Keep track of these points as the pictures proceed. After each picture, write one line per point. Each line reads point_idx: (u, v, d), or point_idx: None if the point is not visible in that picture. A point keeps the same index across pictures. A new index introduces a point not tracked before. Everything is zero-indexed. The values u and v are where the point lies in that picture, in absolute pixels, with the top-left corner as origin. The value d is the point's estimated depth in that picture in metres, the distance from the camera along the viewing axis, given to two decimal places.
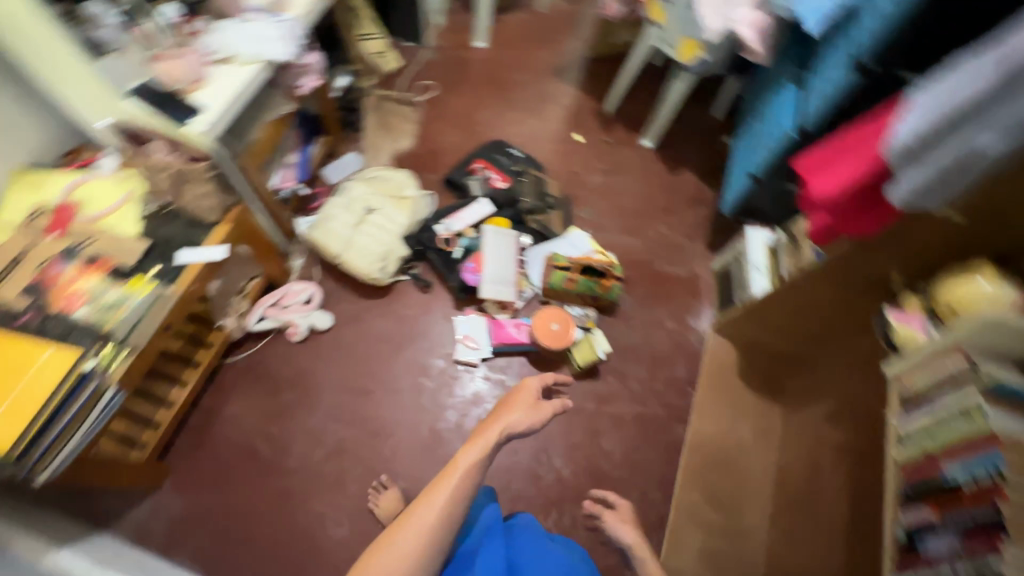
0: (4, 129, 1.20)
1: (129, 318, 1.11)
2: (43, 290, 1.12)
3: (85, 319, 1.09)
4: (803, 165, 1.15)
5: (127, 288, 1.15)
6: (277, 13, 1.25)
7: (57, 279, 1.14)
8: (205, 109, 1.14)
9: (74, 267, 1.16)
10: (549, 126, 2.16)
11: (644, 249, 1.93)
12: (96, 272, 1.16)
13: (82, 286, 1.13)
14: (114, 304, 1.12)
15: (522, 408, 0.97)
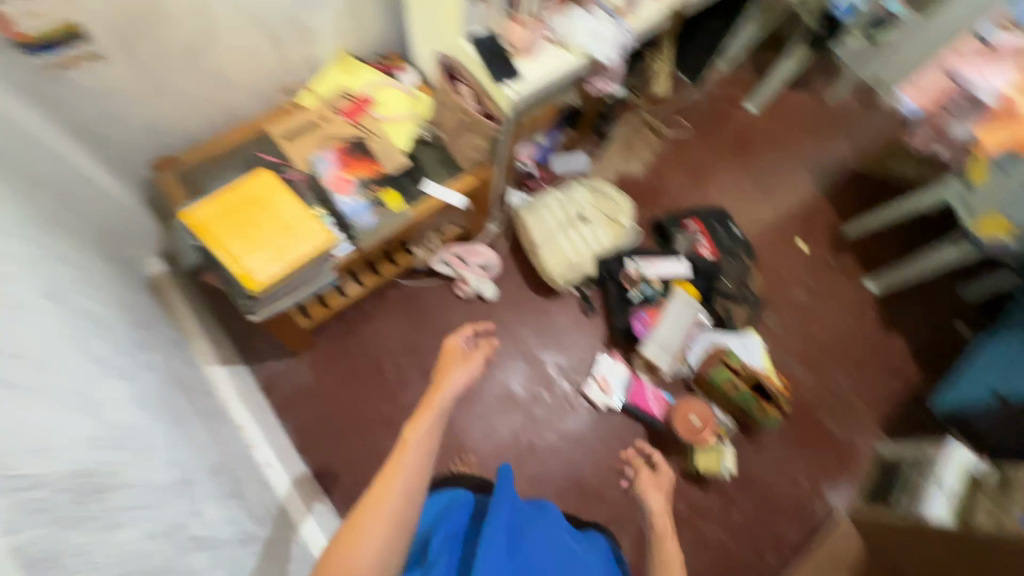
0: (355, 18, 1.34)
1: (373, 224, 1.23)
2: (322, 168, 1.25)
3: (342, 209, 1.22)
4: None
5: (382, 198, 1.26)
6: (621, 19, 1.26)
7: (336, 163, 1.26)
8: (521, 79, 1.19)
9: (352, 158, 1.28)
10: (777, 220, 2.02)
11: (813, 390, 1.76)
12: (365, 170, 1.27)
13: (352, 179, 1.25)
14: (366, 207, 1.23)
15: (458, 369, 1.15)
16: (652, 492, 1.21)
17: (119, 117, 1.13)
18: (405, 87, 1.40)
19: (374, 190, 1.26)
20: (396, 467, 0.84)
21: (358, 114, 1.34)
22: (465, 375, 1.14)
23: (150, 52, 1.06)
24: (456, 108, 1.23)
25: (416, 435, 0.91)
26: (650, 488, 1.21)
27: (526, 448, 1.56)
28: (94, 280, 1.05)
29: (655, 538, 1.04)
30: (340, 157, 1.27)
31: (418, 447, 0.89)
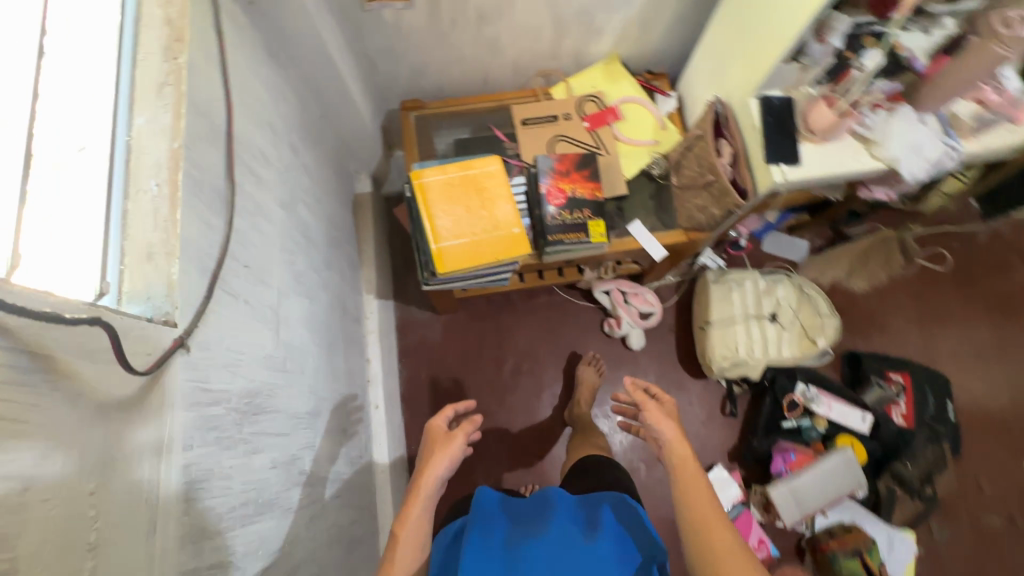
0: (643, 29, 1.24)
1: (566, 245, 1.12)
2: (545, 168, 1.15)
3: (547, 218, 1.11)
4: None
5: (590, 226, 1.12)
6: (954, 138, 1.01)
7: (561, 169, 1.15)
8: (799, 164, 1.01)
9: (579, 170, 1.15)
10: (1012, 421, 1.58)
11: None
12: (587, 189, 1.14)
13: (569, 191, 1.13)
14: (570, 226, 1.11)
15: (437, 456, 0.94)
16: (663, 422, 0.91)
17: (397, 54, 1.18)
18: (658, 114, 1.31)
19: (586, 213, 1.13)
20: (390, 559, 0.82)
21: (599, 123, 1.28)
22: (445, 462, 0.91)
23: (450, 8, 1.07)
24: (707, 165, 1.10)
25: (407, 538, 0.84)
26: (658, 419, 0.90)
27: None
28: (319, 192, 1.14)
29: (683, 490, 0.81)
30: (568, 164, 1.15)
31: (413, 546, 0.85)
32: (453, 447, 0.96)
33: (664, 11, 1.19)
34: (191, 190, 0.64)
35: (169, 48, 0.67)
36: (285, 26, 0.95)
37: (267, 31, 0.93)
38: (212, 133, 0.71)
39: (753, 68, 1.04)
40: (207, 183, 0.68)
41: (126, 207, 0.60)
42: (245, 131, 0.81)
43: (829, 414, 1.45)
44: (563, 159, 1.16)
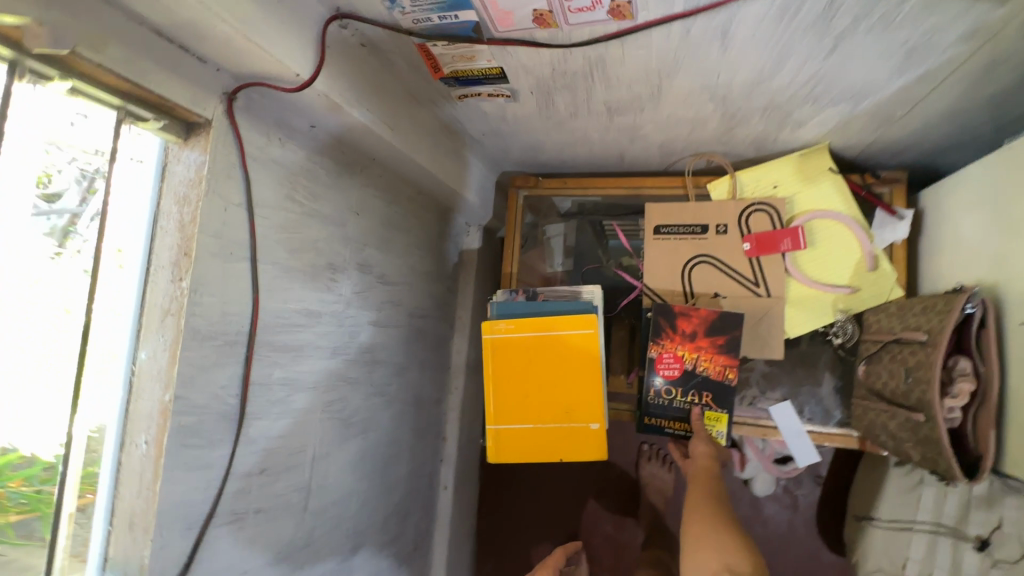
0: (881, 122, 0.78)
1: (667, 432, 0.89)
2: (664, 324, 0.89)
3: (652, 393, 0.89)
4: None
5: (706, 416, 0.87)
6: None
7: (686, 330, 0.88)
8: None
9: (711, 335, 0.87)
10: None
11: None
12: (715, 366, 0.87)
13: (689, 362, 0.88)
14: (679, 411, 0.88)
15: None
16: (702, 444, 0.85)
17: (505, 134, 0.94)
18: (868, 244, 0.87)
19: (705, 397, 0.87)
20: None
21: (767, 249, 0.90)
22: None
23: (567, 101, 0.78)
24: (917, 394, 0.70)
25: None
26: (697, 438, 0.86)
27: None
28: (401, 291, 1.04)
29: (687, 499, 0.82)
30: (697, 323, 0.88)
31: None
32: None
33: (925, 105, 0.72)
34: (182, 441, 0.57)
35: (176, 263, 0.57)
36: (359, 139, 0.79)
37: (334, 150, 0.78)
38: (225, 346, 0.62)
39: None
40: (210, 416, 0.60)
41: (120, 461, 0.57)
42: (285, 304, 0.71)
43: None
44: (693, 314, 0.88)
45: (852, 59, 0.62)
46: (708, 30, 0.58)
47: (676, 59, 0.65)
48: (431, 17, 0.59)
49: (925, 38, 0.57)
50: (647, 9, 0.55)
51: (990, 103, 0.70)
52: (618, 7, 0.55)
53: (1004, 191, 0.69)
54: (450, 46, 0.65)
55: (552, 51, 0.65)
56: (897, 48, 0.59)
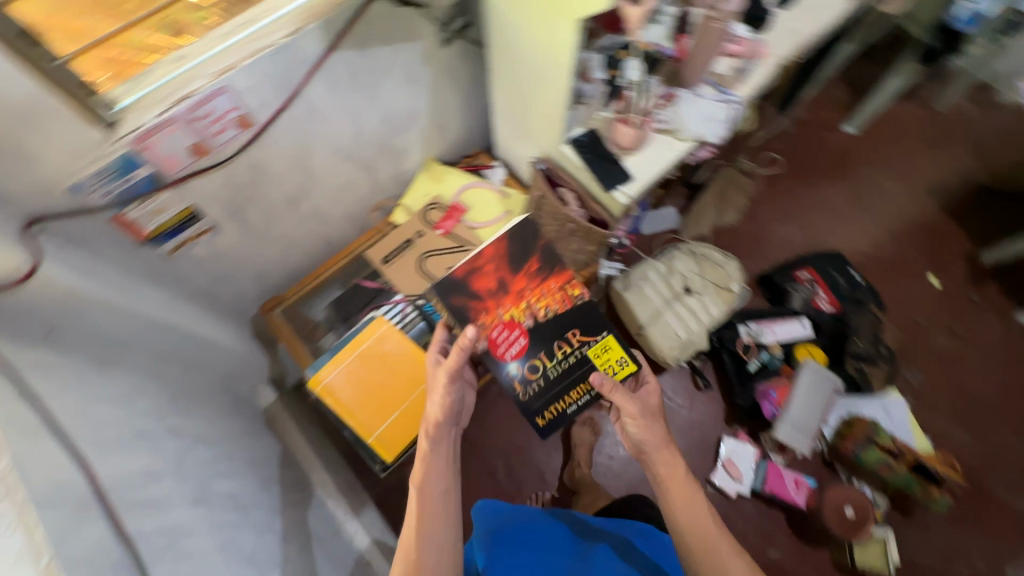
0: (441, 127, 1.30)
1: (575, 396, 0.98)
2: (474, 300, 0.94)
3: (531, 379, 0.96)
4: None
5: (594, 350, 0.98)
6: (727, 91, 1.15)
7: (494, 288, 0.95)
8: (631, 180, 1.09)
9: (514, 274, 0.96)
10: (900, 252, 1.80)
11: (977, 455, 1.53)
12: (549, 298, 0.97)
13: (528, 316, 0.96)
14: (570, 375, 0.98)
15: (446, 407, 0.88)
16: (642, 426, 0.92)
17: (231, 273, 1.13)
18: (494, 186, 1.35)
19: (579, 340, 0.98)
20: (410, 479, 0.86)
21: (451, 225, 1.31)
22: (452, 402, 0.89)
23: (257, 211, 1.05)
24: (563, 218, 1.16)
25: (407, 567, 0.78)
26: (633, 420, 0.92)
27: None
28: (227, 449, 1.04)
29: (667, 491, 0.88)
30: (502, 280, 0.95)
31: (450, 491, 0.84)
32: (438, 381, 0.91)
33: (448, 107, 1.25)
34: None
35: None
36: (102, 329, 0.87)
37: None
38: (79, 510, 0.62)
39: (550, 123, 1.09)
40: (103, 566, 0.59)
41: None
42: (118, 469, 0.72)
43: (764, 330, 1.56)
44: (485, 271, 0.96)
45: (389, 98, 1.08)
46: (302, 113, 0.95)
47: (301, 141, 1.00)
48: (114, 184, 0.78)
49: (408, 70, 1.06)
50: (257, 113, 0.88)
51: (473, 91, 1.27)
52: (240, 119, 0.86)
53: (512, 125, 1.24)
54: (142, 205, 0.85)
55: (219, 173, 0.91)
56: (403, 81, 1.07)
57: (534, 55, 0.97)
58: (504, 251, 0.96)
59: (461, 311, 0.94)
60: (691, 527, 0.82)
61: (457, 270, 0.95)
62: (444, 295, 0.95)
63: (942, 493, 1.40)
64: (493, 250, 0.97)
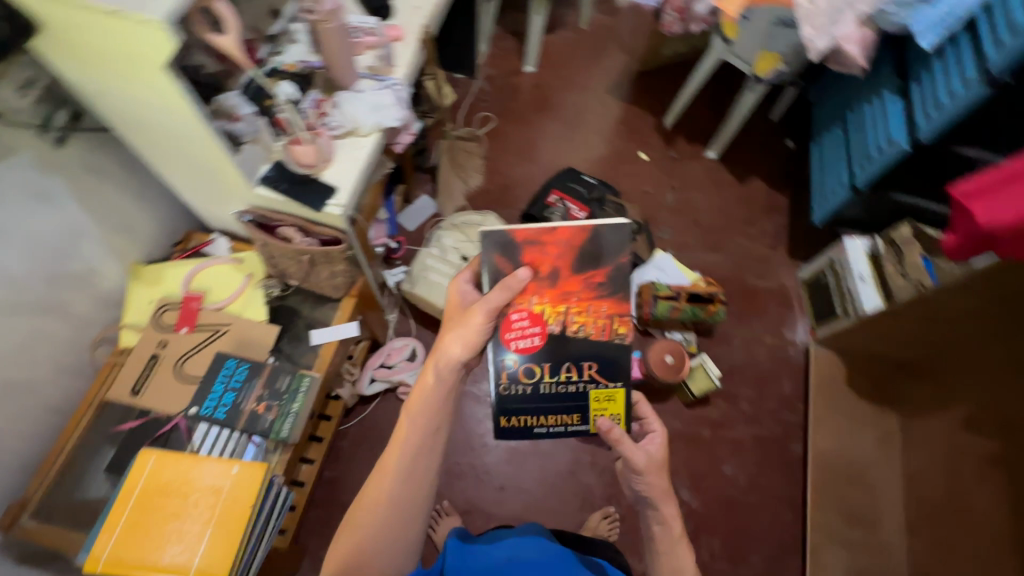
0: (127, 229, 1.18)
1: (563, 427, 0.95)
2: (518, 266, 0.92)
3: (524, 380, 0.93)
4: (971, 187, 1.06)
5: (599, 394, 0.94)
6: (384, 78, 1.22)
7: (545, 273, 0.92)
8: (337, 190, 1.09)
9: (571, 274, 0.91)
10: (612, 146, 2.15)
11: (729, 264, 1.92)
12: (593, 320, 0.93)
13: (553, 322, 0.93)
14: (565, 399, 0.94)
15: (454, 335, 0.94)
16: (636, 471, 0.94)
17: None
18: (220, 259, 1.25)
19: (591, 374, 0.94)
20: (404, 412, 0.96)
21: (192, 317, 1.17)
22: (464, 340, 0.93)
23: None
24: (294, 253, 1.12)
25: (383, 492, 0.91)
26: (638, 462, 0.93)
27: (559, 483, 1.56)
28: None
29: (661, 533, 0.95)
30: (557, 263, 0.92)
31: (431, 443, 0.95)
32: (472, 319, 0.92)
33: (122, 204, 1.15)
34: None
35: None
36: None
37: None
38: None
39: (228, 176, 1.04)
40: None
41: None
42: None
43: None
44: (546, 248, 0.91)
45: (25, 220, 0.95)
46: None
47: None
48: None
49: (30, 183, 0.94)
50: None
51: (145, 177, 1.18)
52: None
53: (204, 195, 1.17)
54: None
55: None
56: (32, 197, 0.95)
57: (164, 114, 0.90)
58: (576, 245, 0.91)
59: (499, 278, 0.93)
60: (662, 536, 0.95)
61: (519, 235, 0.92)
62: (489, 252, 0.93)
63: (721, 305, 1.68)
64: (568, 234, 0.91)
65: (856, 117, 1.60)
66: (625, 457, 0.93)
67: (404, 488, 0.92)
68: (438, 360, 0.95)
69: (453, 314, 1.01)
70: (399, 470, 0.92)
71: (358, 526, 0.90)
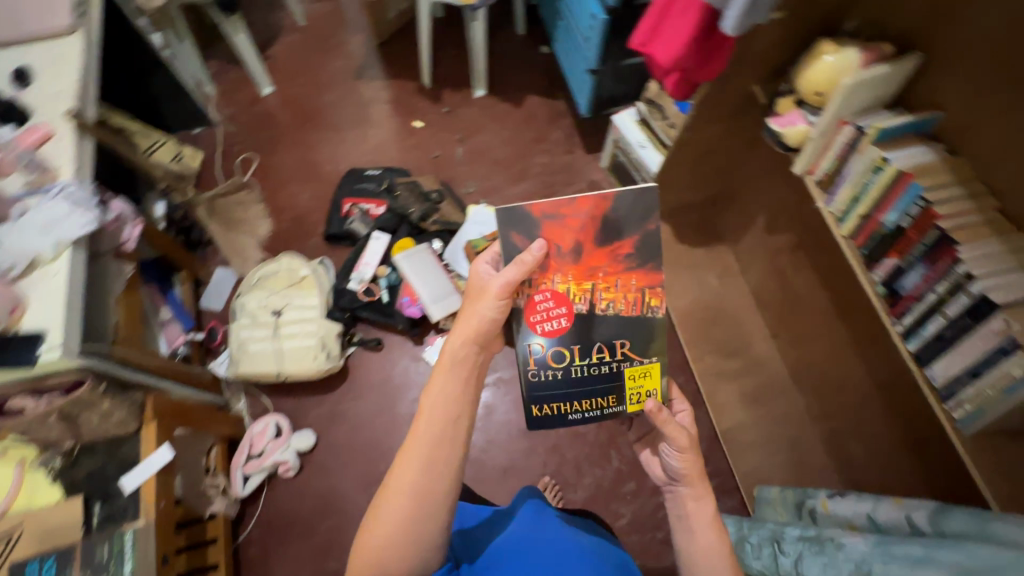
0: None
1: (595, 411, 0.93)
2: (534, 241, 0.86)
3: (553, 364, 0.90)
4: (647, 31, 1.09)
5: (633, 370, 0.91)
6: (46, 188, 1.07)
7: (568, 248, 0.87)
8: (45, 334, 0.95)
9: (597, 247, 0.87)
10: (385, 128, 2.08)
11: (539, 187, 1.96)
12: (616, 294, 0.89)
13: (579, 300, 0.89)
14: (598, 380, 0.91)
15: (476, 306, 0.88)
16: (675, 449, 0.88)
17: None
18: None
19: (624, 352, 0.91)
20: (426, 385, 0.87)
21: None
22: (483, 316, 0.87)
23: None
24: (40, 420, 0.98)
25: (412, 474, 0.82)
26: (674, 435, 0.87)
27: (476, 465, 1.56)
28: None
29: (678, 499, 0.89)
30: (575, 240, 0.86)
31: (455, 431, 0.85)
32: (488, 291, 0.86)
33: None
34: None
35: None
36: None
37: None
38: None
39: None
40: None
41: None
42: None
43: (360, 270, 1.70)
44: (568, 222, 0.86)
45: None
46: None
47: None
48: None
49: None
50: None
51: None
52: None
53: None
54: None
55: None
56: None
57: None
58: (600, 215, 0.85)
59: (515, 253, 0.87)
60: (698, 511, 0.86)
61: (537, 209, 0.85)
62: (506, 229, 0.86)
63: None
64: (587, 204, 0.85)
65: (568, 10, 1.65)
66: (667, 434, 0.87)
67: (426, 473, 0.82)
68: (449, 342, 0.87)
69: (470, 287, 0.93)
70: (421, 455, 0.83)
71: (380, 516, 0.81)
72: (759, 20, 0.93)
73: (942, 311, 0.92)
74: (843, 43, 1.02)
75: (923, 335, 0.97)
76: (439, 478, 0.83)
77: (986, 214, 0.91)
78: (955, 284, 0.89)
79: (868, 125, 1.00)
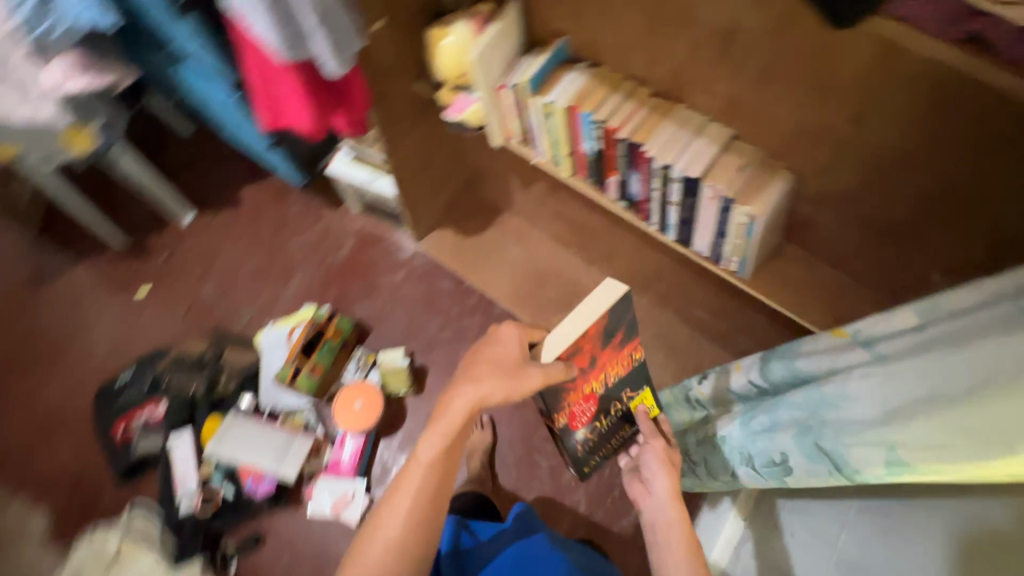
0: None
1: (619, 442, 1.12)
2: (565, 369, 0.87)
3: (582, 441, 1.04)
4: (267, 108, 0.98)
5: (637, 406, 1.06)
6: None
7: (587, 365, 0.88)
8: None
9: (605, 352, 0.88)
10: (107, 317, 1.72)
11: (311, 270, 1.77)
12: (621, 365, 0.94)
13: (597, 394, 0.95)
14: (613, 427, 1.07)
15: (494, 376, 0.83)
16: (661, 472, 0.97)
17: None
18: None
19: (629, 395, 1.02)
20: (423, 434, 0.83)
21: None
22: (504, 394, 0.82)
23: None
24: None
25: (389, 518, 0.79)
26: (656, 457, 0.99)
27: None
28: None
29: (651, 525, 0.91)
30: (591, 361, 0.88)
31: (442, 497, 0.82)
32: (522, 374, 0.82)
33: None
34: None
35: None
36: None
37: None
38: None
39: None
40: None
41: None
42: None
43: (184, 484, 1.44)
44: (582, 352, 0.85)
45: None
46: None
47: None
48: None
49: None
50: None
51: None
52: None
53: None
54: None
55: None
56: None
57: None
58: (602, 329, 0.84)
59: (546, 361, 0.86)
60: (671, 522, 0.88)
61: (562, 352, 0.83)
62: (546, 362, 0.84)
63: (335, 319, 1.58)
64: (595, 328, 0.83)
65: (213, 110, 1.48)
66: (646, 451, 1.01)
67: (400, 535, 0.78)
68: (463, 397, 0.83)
69: (494, 352, 0.87)
70: (399, 511, 0.79)
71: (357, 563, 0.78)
72: (355, 50, 0.87)
73: (670, 202, 0.98)
74: (451, 21, 1.00)
75: (673, 225, 1.04)
76: (419, 547, 0.78)
77: (646, 105, 0.96)
78: (663, 178, 0.95)
79: (517, 82, 1.00)
